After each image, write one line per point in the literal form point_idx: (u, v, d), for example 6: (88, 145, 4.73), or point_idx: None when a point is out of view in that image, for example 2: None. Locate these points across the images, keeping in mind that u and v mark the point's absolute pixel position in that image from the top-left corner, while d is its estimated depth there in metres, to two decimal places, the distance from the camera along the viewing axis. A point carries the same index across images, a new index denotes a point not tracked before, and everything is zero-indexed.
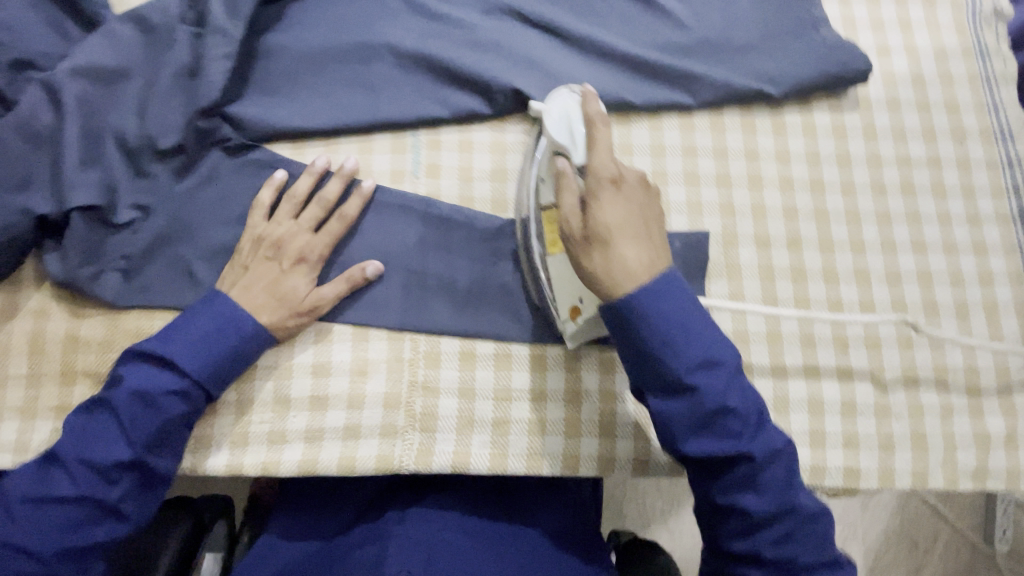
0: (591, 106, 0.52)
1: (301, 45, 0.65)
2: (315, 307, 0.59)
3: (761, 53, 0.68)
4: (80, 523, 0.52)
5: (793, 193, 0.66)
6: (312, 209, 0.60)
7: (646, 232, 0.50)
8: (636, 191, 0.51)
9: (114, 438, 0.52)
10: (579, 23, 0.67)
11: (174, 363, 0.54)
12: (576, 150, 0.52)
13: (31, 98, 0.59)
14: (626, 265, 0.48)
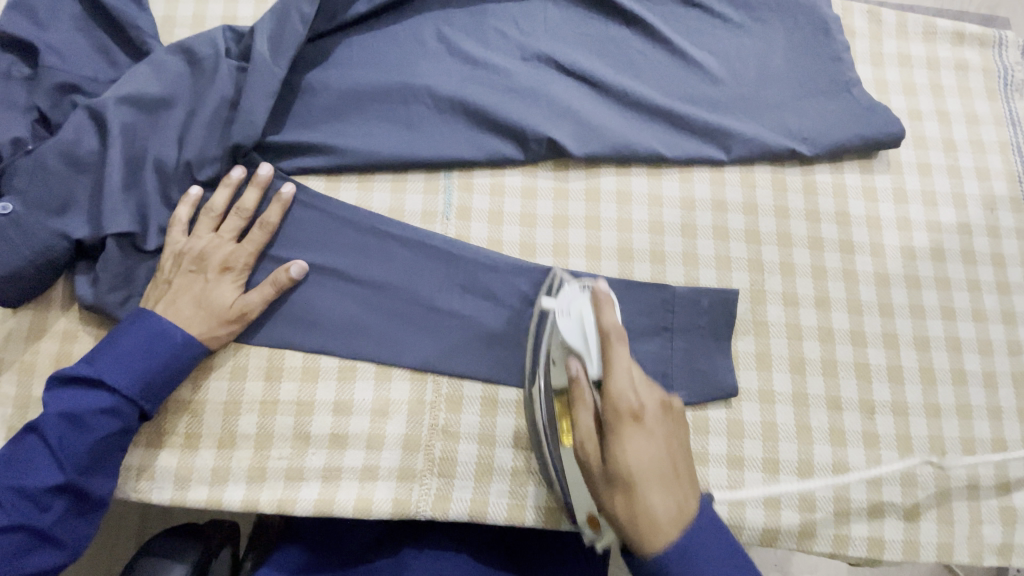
0: (607, 316, 0.50)
1: (343, 83, 0.66)
2: (242, 313, 0.58)
3: (794, 112, 0.68)
4: (19, 553, 0.51)
5: (822, 253, 0.66)
6: (233, 220, 0.61)
7: (674, 475, 0.46)
8: (660, 420, 0.48)
9: (46, 464, 0.52)
10: (615, 74, 0.69)
11: (101, 382, 0.54)
12: (591, 360, 0.50)
13: (76, 124, 0.60)
14: (653, 522, 0.45)
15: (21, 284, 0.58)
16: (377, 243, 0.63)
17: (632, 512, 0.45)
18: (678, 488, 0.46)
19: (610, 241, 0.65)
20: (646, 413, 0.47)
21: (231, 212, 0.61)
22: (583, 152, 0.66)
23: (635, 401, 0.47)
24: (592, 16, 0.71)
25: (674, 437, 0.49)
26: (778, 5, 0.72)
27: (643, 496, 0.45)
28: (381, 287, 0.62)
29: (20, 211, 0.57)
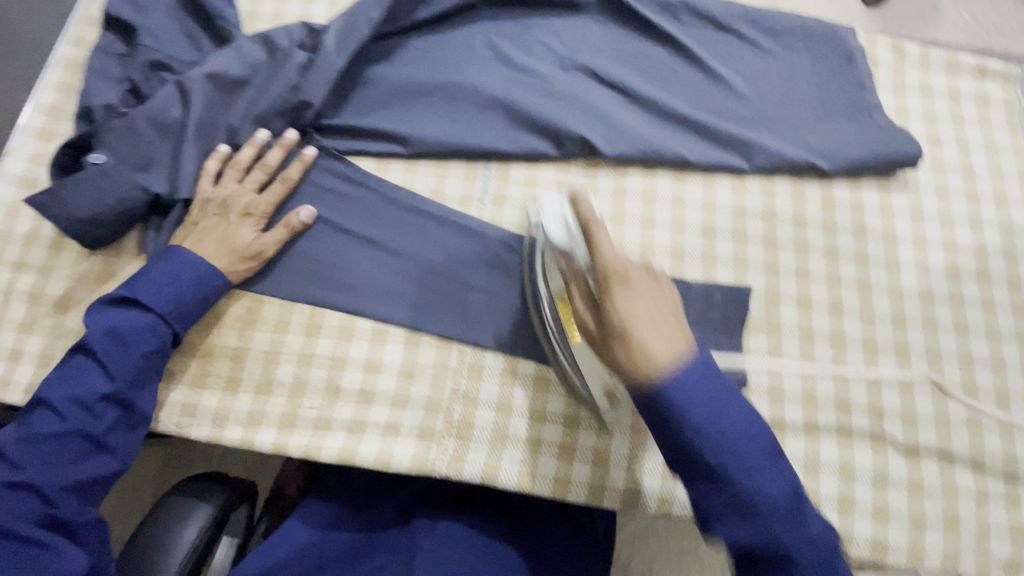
0: (584, 208, 0.51)
1: (399, 77, 0.73)
2: (259, 252, 0.64)
3: (817, 130, 0.72)
4: (78, 458, 0.56)
5: (838, 262, 0.69)
6: (255, 174, 0.67)
7: (665, 325, 0.48)
8: (645, 277, 0.50)
9: (95, 376, 0.58)
10: (648, 86, 0.74)
11: (138, 303, 0.60)
12: (578, 249, 0.54)
13: (165, 95, 0.67)
14: (650, 355, 0.46)
15: (105, 229, 0.66)
16: (393, 207, 0.69)
17: (629, 352, 0.47)
18: (670, 329, 0.48)
19: (634, 235, 0.69)
20: (620, 267, 0.50)
21: (255, 166, 0.68)
22: (613, 152, 0.70)
23: (618, 261, 0.50)
24: (630, 34, 0.77)
25: (659, 283, 0.50)
26: (806, 34, 0.77)
27: (634, 341, 0.47)
28: (394, 250, 0.68)
29: (112, 165, 0.65)
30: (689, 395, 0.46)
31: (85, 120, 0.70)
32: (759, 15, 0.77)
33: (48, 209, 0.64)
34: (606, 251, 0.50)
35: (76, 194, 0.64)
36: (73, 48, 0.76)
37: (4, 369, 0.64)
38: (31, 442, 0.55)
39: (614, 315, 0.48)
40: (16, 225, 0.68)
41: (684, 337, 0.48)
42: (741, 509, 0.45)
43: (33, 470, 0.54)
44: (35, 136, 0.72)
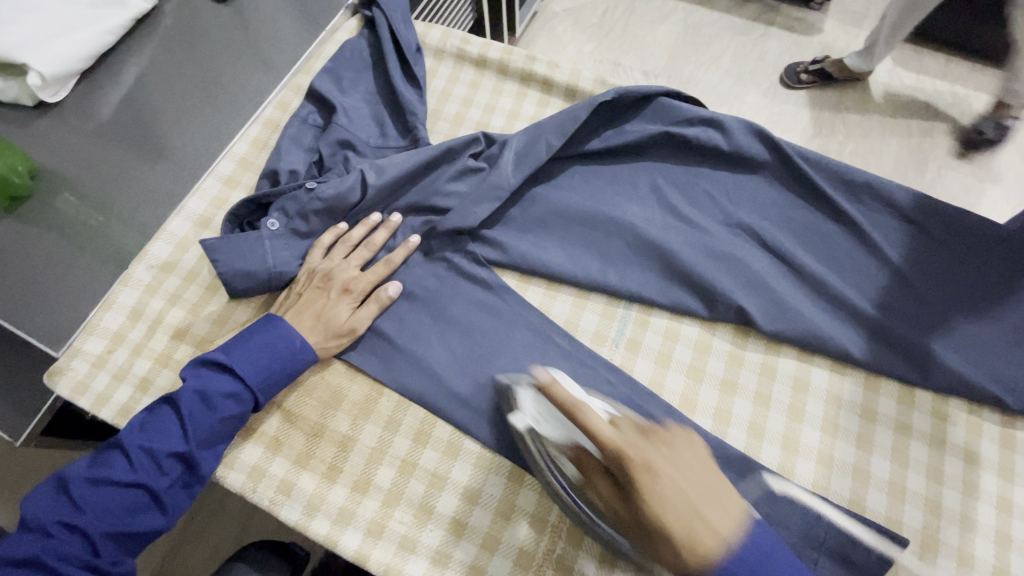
0: (557, 390, 0.52)
1: (561, 202, 0.74)
2: (353, 328, 0.66)
3: (1002, 357, 0.65)
4: (134, 511, 0.56)
5: (1011, 519, 0.59)
6: (360, 252, 0.70)
7: (695, 502, 0.42)
8: (654, 446, 0.46)
9: (174, 432, 0.58)
10: (816, 264, 0.70)
11: (231, 368, 0.60)
12: (574, 436, 0.53)
13: (349, 179, 0.71)
14: (705, 545, 0.40)
15: (253, 283, 0.68)
16: (514, 318, 0.68)
17: (677, 556, 0.40)
18: (710, 494, 0.43)
19: (776, 425, 0.63)
20: (639, 453, 0.45)
21: (362, 245, 0.70)
22: (768, 328, 0.66)
23: (631, 445, 0.45)
24: (804, 205, 0.74)
25: (675, 443, 0.46)
26: (1008, 248, 0.69)
27: (680, 534, 0.41)
28: (510, 364, 0.66)
29: (281, 232, 0.70)
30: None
31: (269, 181, 0.75)
32: (956, 212, 0.71)
33: (214, 254, 0.66)
34: (612, 440, 0.46)
35: (240, 254, 0.67)
36: (275, 110, 0.85)
37: (132, 396, 0.67)
38: (97, 484, 0.55)
39: (654, 520, 0.42)
40: (183, 260, 0.74)
41: (724, 496, 0.43)
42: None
43: (89, 514, 0.54)
44: (220, 181, 0.80)
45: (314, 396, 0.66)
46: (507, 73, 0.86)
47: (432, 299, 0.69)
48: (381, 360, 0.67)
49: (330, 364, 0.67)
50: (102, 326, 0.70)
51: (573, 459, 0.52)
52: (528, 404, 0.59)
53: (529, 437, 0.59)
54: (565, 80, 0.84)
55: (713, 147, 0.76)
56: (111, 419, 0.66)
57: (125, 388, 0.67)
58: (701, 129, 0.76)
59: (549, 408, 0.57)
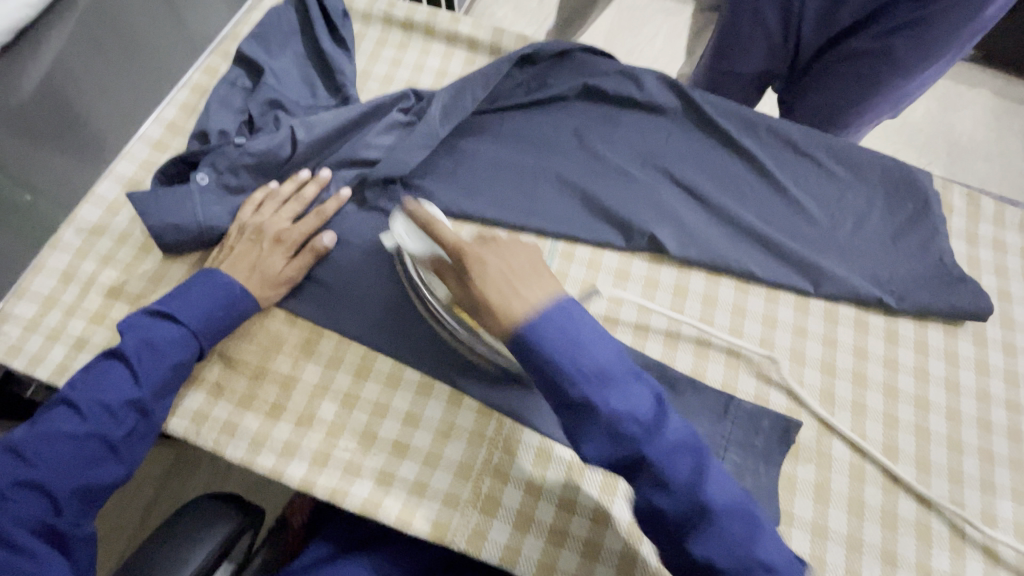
0: (421, 213, 0.57)
1: (487, 152, 0.79)
2: (289, 278, 0.68)
3: (882, 262, 0.73)
4: (90, 463, 0.57)
5: (896, 403, 0.67)
6: (292, 205, 0.72)
7: (515, 281, 0.51)
8: (487, 246, 0.53)
9: (123, 382, 0.59)
10: (722, 195, 0.77)
11: (177, 317, 0.62)
12: (409, 240, 0.61)
13: (279, 136, 0.73)
14: (490, 301, 0.50)
15: (186, 237, 0.69)
16: None
17: (492, 317, 0.50)
18: (528, 277, 0.51)
19: (690, 337, 0.70)
20: (471, 246, 0.53)
21: (293, 199, 0.72)
22: (680, 253, 0.72)
23: (466, 242, 0.53)
24: (711, 143, 0.80)
25: (508, 244, 0.53)
26: (884, 172, 0.79)
27: (500, 308, 0.50)
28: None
29: (211, 187, 0.71)
30: (552, 344, 0.48)
31: (200, 141, 0.76)
32: (838, 144, 0.80)
33: (143, 208, 0.67)
34: (455, 243, 0.53)
35: (169, 207, 0.68)
36: (203, 75, 0.84)
37: (67, 354, 0.67)
38: (49, 439, 0.56)
39: (480, 295, 0.51)
40: (114, 223, 0.74)
41: (548, 283, 0.51)
42: (624, 439, 0.47)
43: (45, 470, 0.55)
44: (151, 146, 0.79)
45: (255, 342, 0.67)
46: (434, 35, 0.89)
47: (365, 245, 0.72)
48: (320, 304, 0.69)
49: (269, 311, 0.69)
50: (33, 290, 0.70)
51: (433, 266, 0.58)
52: (399, 225, 0.62)
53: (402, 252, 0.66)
54: (488, 39, 0.89)
55: (627, 97, 0.82)
56: (48, 378, 0.66)
57: (61, 347, 0.67)
58: (616, 81, 0.82)
59: (416, 228, 0.60)
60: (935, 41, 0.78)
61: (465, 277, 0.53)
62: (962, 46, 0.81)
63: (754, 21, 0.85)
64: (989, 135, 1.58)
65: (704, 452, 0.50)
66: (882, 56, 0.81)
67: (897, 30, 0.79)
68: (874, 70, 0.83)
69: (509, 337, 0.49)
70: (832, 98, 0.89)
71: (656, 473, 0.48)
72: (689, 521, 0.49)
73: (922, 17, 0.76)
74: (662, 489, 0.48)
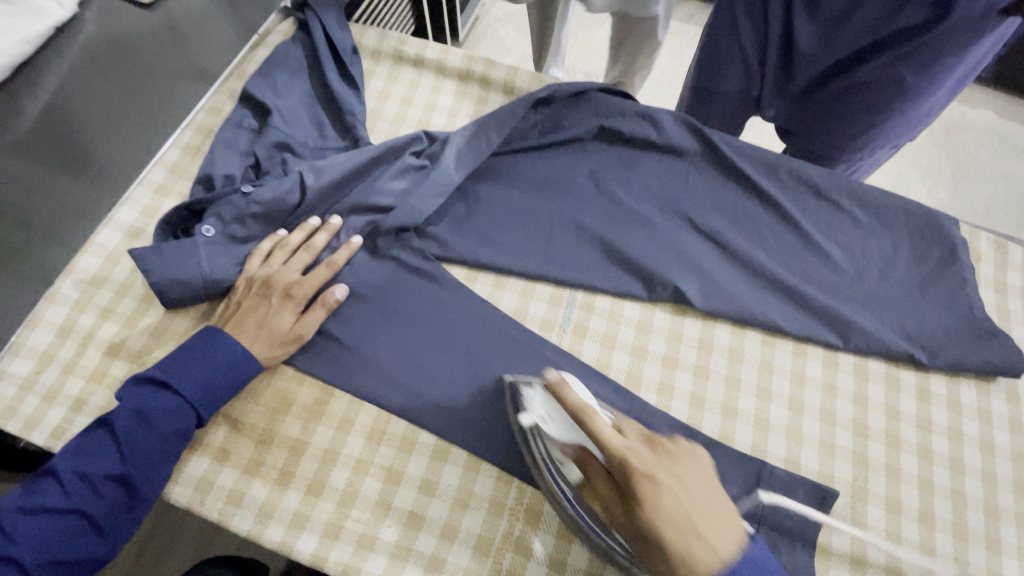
0: (570, 394, 0.49)
1: (502, 197, 0.76)
2: (299, 335, 0.65)
3: (911, 314, 0.71)
4: (68, 539, 0.53)
5: (931, 466, 0.65)
6: (301, 256, 0.69)
7: (695, 515, 0.44)
8: (662, 459, 0.47)
9: (111, 453, 0.56)
10: (745, 243, 0.74)
11: (172, 384, 0.59)
12: (549, 424, 0.54)
13: (287, 182, 0.70)
14: (697, 558, 0.43)
15: (190, 292, 0.66)
16: (462, 311, 0.69)
17: (669, 565, 0.43)
18: (712, 513, 0.45)
19: (715, 395, 0.67)
20: (642, 461, 0.46)
21: (302, 249, 0.69)
22: (704, 306, 0.70)
23: (637, 454, 0.46)
24: (732, 188, 0.78)
25: (682, 459, 0.48)
26: (910, 218, 0.76)
27: (676, 549, 0.43)
28: (461, 357, 0.67)
29: (217, 238, 0.68)
30: None
31: (204, 186, 0.73)
32: (862, 190, 0.78)
33: (146, 263, 0.64)
34: (618, 451, 0.46)
35: (174, 262, 0.65)
36: (207, 114, 0.81)
37: (64, 417, 0.63)
38: (29, 515, 0.53)
39: (651, 529, 0.44)
40: (114, 273, 0.71)
41: (729, 518, 0.46)
42: None
43: (20, 545, 0.52)
44: (153, 190, 0.76)
45: (262, 403, 0.64)
46: (445, 72, 0.87)
47: (378, 299, 0.69)
48: (331, 361, 0.66)
49: (278, 369, 0.66)
50: (28, 346, 0.66)
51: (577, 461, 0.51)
52: (538, 404, 0.56)
53: (534, 433, 0.57)
54: (501, 77, 0.86)
55: (645, 139, 0.79)
56: (43, 443, 0.62)
57: (57, 409, 0.64)
58: (634, 123, 0.80)
59: (559, 408, 0.54)
60: (941, 64, 0.70)
61: (632, 501, 0.45)
62: (969, 64, 0.74)
63: (741, 51, 0.80)
64: (995, 157, 1.57)
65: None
66: (892, 83, 0.73)
67: (899, 58, 0.71)
68: (877, 100, 0.75)
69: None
70: (836, 131, 0.82)
71: None
72: None
73: (925, 43, 0.68)
74: None
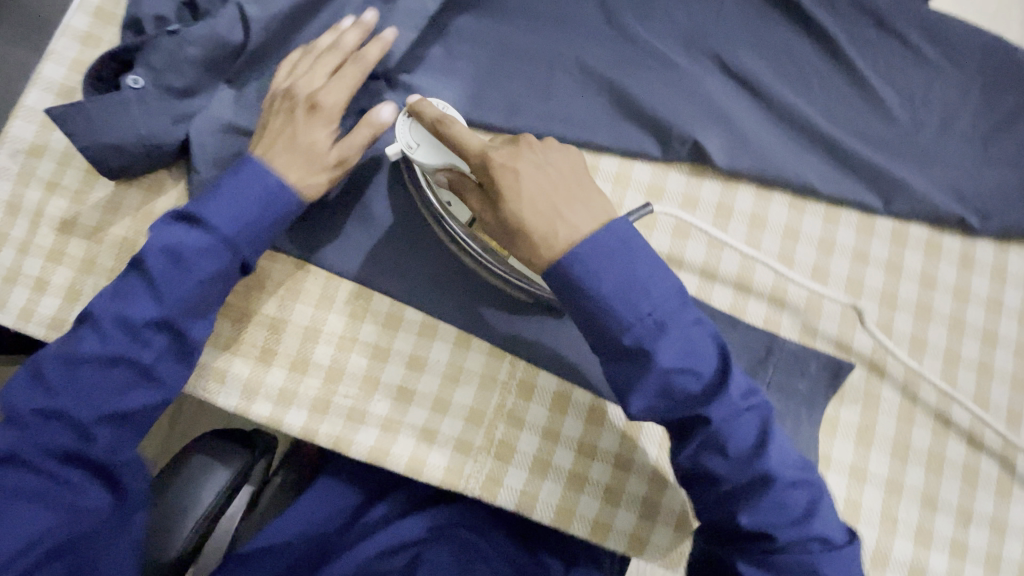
0: (431, 111, 0.51)
1: (489, 37, 0.63)
2: (340, 159, 0.57)
3: (968, 171, 0.61)
4: (120, 390, 0.51)
5: (960, 339, 0.59)
6: (325, 61, 0.58)
7: (554, 196, 0.48)
8: (520, 153, 0.49)
9: (146, 298, 0.52)
10: (783, 88, 0.62)
11: (203, 220, 0.52)
12: (416, 151, 0.52)
13: (226, 15, 0.59)
14: (557, 235, 0.46)
15: (129, 159, 0.58)
16: None
17: (531, 245, 0.47)
18: (574, 194, 0.48)
19: (730, 265, 0.60)
20: (501, 155, 0.48)
21: (329, 53, 0.59)
22: (726, 164, 0.60)
23: (495, 151, 0.48)
24: (774, 16, 0.63)
25: (545, 150, 0.50)
26: (986, 54, 0.63)
27: (537, 229, 0.47)
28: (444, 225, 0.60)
29: (149, 91, 0.58)
30: (608, 283, 0.45)
31: (132, 31, 0.61)
32: (933, 16, 0.63)
33: (68, 126, 0.55)
34: (479, 150, 0.49)
35: (100, 122, 0.56)
36: None
37: (30, 297, 0.60)
38: (71, 364, 0.50)
39: (513, 215, 0.47)
40: (52, 140, 0.63)
41: (593, 202, 0.48)
42: (675, 394, 0.46)
43: (68, 398, 0.50)
44: (79, 40, 0.65)
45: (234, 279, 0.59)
46: None
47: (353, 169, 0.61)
48: (305, 236, 0.60)
49: None
50: None
51: (447, 180, 0.52)
52: (402, 132, 0.53)
53: (409, 168, 0.57)
54: None
55: None
56: (14, 324, 0.59)
57: (21, 290, 0.60)
58: None
59: (416, 125, 0.52)
60: None
61: (495, 199, 0.48)
62: None
63: None
64: None
65: (771, 413, 0.49)
66: None
67: None
68: None
69: (557, 273, 0.46)
70: None
71: (715, 440, 0.47)
72: (747, 493, 0.48)
73: None
74: (717, 454, 0.47)
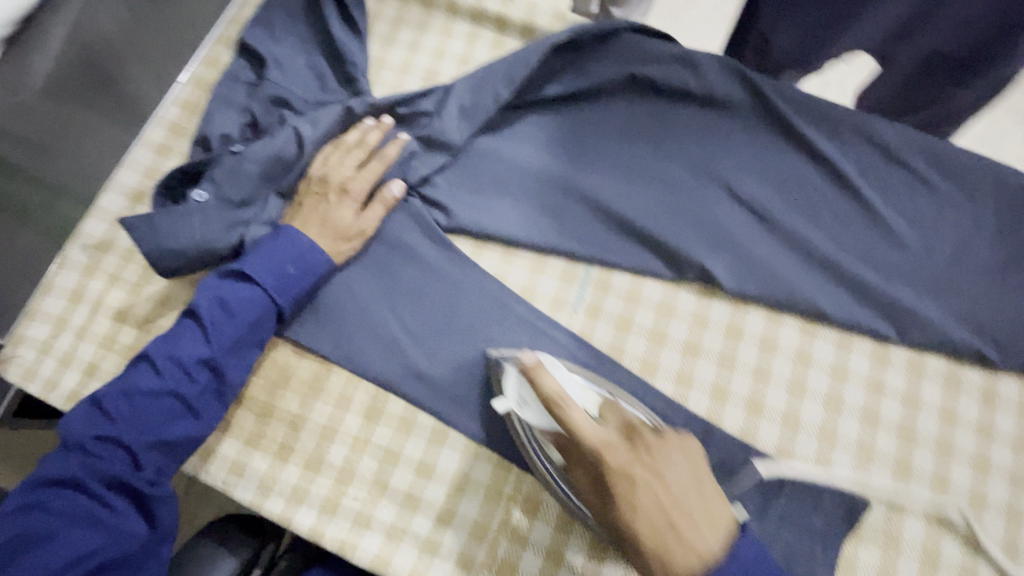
0: (546, 381, 0.49)
1: (512, 158, 0.69)
2: (363, 231, 0.64)
3: (986, 304, 0.61)
4: (168, 418, 0.55)
5: (985, 479, 0.57)
6: (355, 152, 0.66)
7: (677, 515, 0.44)
8: (642, 458, 0.47)
9: (196, 339, 0.57)
10: (793, 215, 0.65)
11: (247, 274, 0.59)
12: (525, 408, 0.54)
13: (282, 137, 0.66)
14: (676, 558, 0.43)
15: (183, 262, 0.64)
16: (467, 284, 0.64)
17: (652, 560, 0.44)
18: (694, 504, 0.45)
19: (741, 388, 0.61)
20: (618, 459, 0.46)
21: (355, 145, 0.67)
22: (735, 287, 0.62)
23: (615, 452, 0.46)
24: (785, 146, 0.67)
25: (665, 451, 0.47)
26: (998, 190, 0.64)
27: (651, 537, 0.44)
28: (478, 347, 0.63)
29: (210, 203, 0.64)
30: None
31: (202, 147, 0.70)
32: (943, 151, 0.65)
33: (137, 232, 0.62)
34: (589, 438, 0.47)
35: (163, 230, 0.63)
36: (205, 67, 0.76)
37: (79, 381, 0.65)
38: (128, 395, 0.54)
39: (627, 524, 0.45)
40: (120, 237, 0.70)
41: (709, 493, 0.46)
42: None
43: (125, 425, 0.54)
44: (153, 150, 0.73)
45: (262, 375, 0.63)
46: (456, 11, 0.78)
47: (376, 272, 0.65)
48: (334, 332, 0.63)
49: (280, 339, 0.64)
50: (43, 311, 0.68)
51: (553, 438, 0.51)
52: (512, 388, 0.55)
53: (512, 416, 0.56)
54: (520, 18, 0.77)
55: (683, 89, 0.68)
56: (61, 405, 0.64)
57: (71, 373, 0.65)
58: (669, 66, 0.68)
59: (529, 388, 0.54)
60: None
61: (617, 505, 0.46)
62: None
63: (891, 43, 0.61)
64: None
65: None
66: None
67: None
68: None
69: None
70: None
71: None
72: None
73: None
74: None
